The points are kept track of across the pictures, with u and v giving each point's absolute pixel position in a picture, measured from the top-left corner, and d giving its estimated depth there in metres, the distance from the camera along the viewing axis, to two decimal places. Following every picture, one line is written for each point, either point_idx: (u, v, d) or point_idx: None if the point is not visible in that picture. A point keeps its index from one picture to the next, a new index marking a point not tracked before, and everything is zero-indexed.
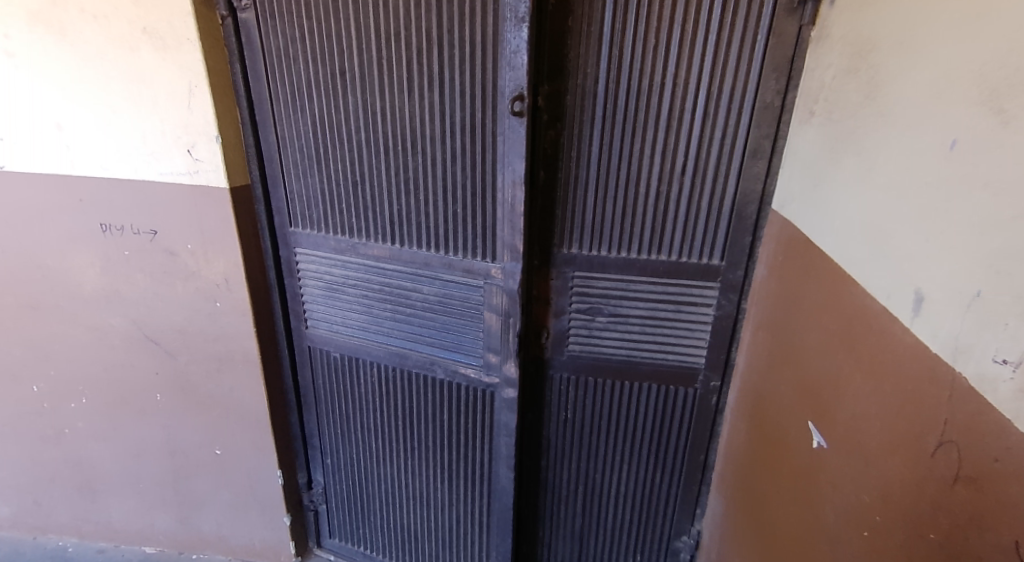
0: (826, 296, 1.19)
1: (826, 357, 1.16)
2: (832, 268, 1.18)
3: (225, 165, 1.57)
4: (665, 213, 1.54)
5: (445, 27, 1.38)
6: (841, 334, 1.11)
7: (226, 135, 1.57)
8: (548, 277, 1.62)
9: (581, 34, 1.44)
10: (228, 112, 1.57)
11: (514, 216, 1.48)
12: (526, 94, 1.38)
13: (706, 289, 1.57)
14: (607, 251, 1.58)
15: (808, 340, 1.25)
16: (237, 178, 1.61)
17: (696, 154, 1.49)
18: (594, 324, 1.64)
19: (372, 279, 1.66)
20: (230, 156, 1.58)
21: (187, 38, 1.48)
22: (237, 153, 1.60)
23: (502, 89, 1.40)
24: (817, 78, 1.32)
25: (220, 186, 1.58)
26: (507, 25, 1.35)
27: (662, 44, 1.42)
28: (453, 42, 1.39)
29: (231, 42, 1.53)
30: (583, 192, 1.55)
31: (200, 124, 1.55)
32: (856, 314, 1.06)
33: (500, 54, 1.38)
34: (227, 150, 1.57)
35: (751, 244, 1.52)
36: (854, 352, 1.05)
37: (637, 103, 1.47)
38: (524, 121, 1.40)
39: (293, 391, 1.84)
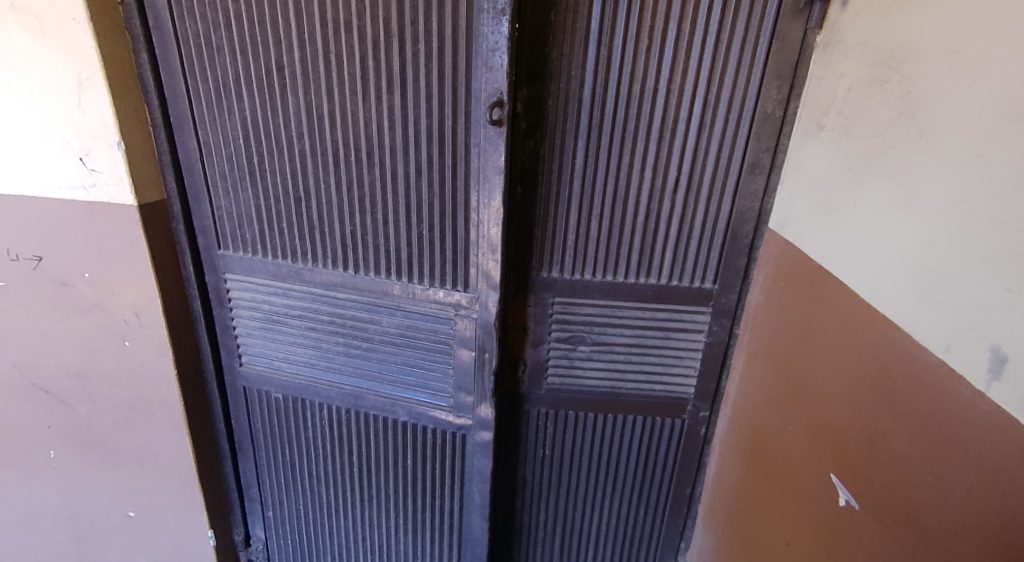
0: (844, 333, 1.06)
1: (848, 404, 1.02)
2: (851, 301, 1.04)
3: (133, 178, 1.27)
4: (656, 234, 1.39)
5: (407, 17, 1.16)
6: (868, 381, 0.98)
7: (131, 140, 1.27)
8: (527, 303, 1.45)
9: (563, 31, 1.25)
10: (133, 112, 1.28)
11: (491, 241, 1.28)
12: (506, 99, 1.17)
13: (697, 315, 1.44)
14: (590, 275, 1.42)
15: (819, 380, 1.12)
16: (150, 193, 1.32)
17: (691, 169, 1.34)
18: (576, 354, 1.48)
19: (320, 309, 1.42)
20: (139, 167, 1.29)
21: (73, 18, 1.18)
22: (148, 162, 1.31)
23: (477, 94, 1.19)
24: (826, 89, 1.18)
25: (124, 202, 1.28)
26: (483, 17, 1.14)
27: (655, 45, 1.25)
28: (417, 37, 1.17)
29: (136, 25, 1.24)
30: (566, 210, 1.37)
31: (95, 126, 1.25)
32: (888, 362, 0.93)
33: (474, 52, 1.16)
34: (133, 160, 1.27)
35: (745, 266, 1.40)
36: (892, 407, 0.92)
37: (626, 111, 1.30)
38: (504, 131, 1.20)
39: (226, 438, 1.57)
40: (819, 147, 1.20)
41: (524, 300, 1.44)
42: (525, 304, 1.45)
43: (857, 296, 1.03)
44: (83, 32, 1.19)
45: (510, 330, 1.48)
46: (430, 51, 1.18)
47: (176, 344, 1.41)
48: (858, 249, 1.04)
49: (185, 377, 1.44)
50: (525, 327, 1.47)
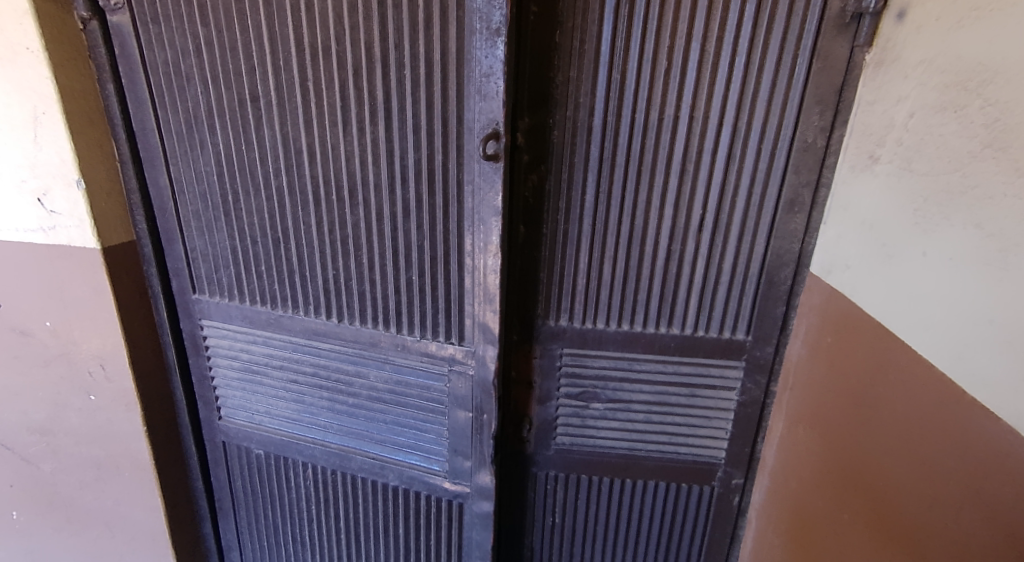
0: (922, 418, 0.86)
1: (928, 502, 0.84)
2: (929, 378, 0.85)
3: (95, 219, 1.16)
4: (678, 279, 1.22)
5: (390, 39, 1.02)
6: (956, 480, 0.80)
7: (94, 178, 1.16)
8: (529, 355, 1.29)
9: (569, 53, 1.10)
10: (97, 148, 1.17)
11: (488, 291, 1.13)
12: (503, 131, 1.03)
13: (727, 369, 1.26)
14: (604, 323, 1.25)
15: (885, 465, 0.94)
16: (116, 235, 1.20)
17: (718, 207, 1.16)
18: (588, 412, 1.31)
19: (303, 360, 1.28)
20: (104, 207, 1.18)
21: (27, 47, 1.08)
22: (114, 201, 1.20)
23: (470, 125, 1.04)
24: (881, 114, 1.00)
25: (85, 245, 1.17)
26: (474, 39, 0.99)
27: (677, 66, 1.09)
28: (402, 61, 1.03)
29: (100, 54, 1.13)
30: (575, 252, 1.21)
31: (53, 164, 1.14)
32: (985, 462, 0.75)
33: (466, 77, 1.02)
34: (95, 199, 1.16)
35: (783, 315, 1.22)
36: (994, 519, 0.74)
37: (643, 142, 1.14)
38: (501, 167, 1.05)
39: (205, 497, 1.43)
40: (873, 182, 1.01)
41: (528, 351, 1.28)
42: (530, 355, 1.29)
43: (938, 371, 0.83)
44: (39, 63, 1.09)
45: (511, 385, 1.32)
46: (417, 76, 1.03)
47: (145, 398, 1.28)
48: (935, 309, 0.85)
49: (156, 434, 1.31)
50: (530, 381, 1.31)
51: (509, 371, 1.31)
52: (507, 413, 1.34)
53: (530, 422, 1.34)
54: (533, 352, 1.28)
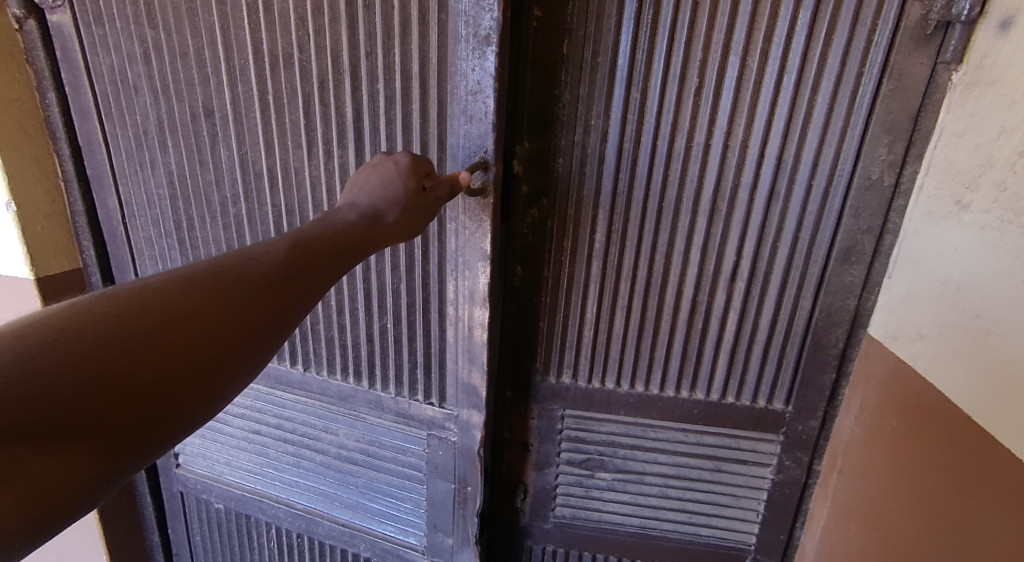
0: None
1: None
2: None
3: (27, 244, 1.01)
4: (705, 336, 1.02)
5: (361, 44, 0.85)
6: None
7: (31, 200, 1.01)
8: (524, 415, 1.11)
9: (579, 65, 0.91)
10: (33, 165, 1.01)
11: (472, 347, 0.95)
12: (493, 161, 0.85)
13: (761, 443, 1.06)
14: (614, 383, 1.06)
15: None
16: (55, 263, 1.06)
17: (756, 253, 0.96)
18: (593, 483, 1.12)
19: (266, 410, 1.12)
20: (41, 231, 1.03)
21: None
22: (54, 224, 1.05)
23: (454, 152, 0.86)
24: (972, 151, 0.80)
25: (20, 275, 1.03)
26: (458, 48, 0.81)
27: (711, 83, 0.89)
28: (375, 73, 0.86)
29: (39, 58, 0.98)
30: (582, 299, 1.03)
31: None
32: None
33: (449, 94, 0.84)
34: (30, 224, 1.02)
35: (833, 384, 1.01)
36: None
37: (666, 173, 0.94)
38: (489, 203, 0.87)
39: (161, 551, 1.30)
40: (959, 235, 0.81)
41: (524, 412, 1.10)
42: (526, 414, 1.11)
43: None
44: None
45: (504, 447, 1.14)
46: (393, 90, 0.86)
47: None
48: None
49: None
50: (525, 444, 1.13)
51: (501, 431, 1.13)
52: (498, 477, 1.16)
53: (524, 490, 1.15)
54: (529, 412, 1.11)
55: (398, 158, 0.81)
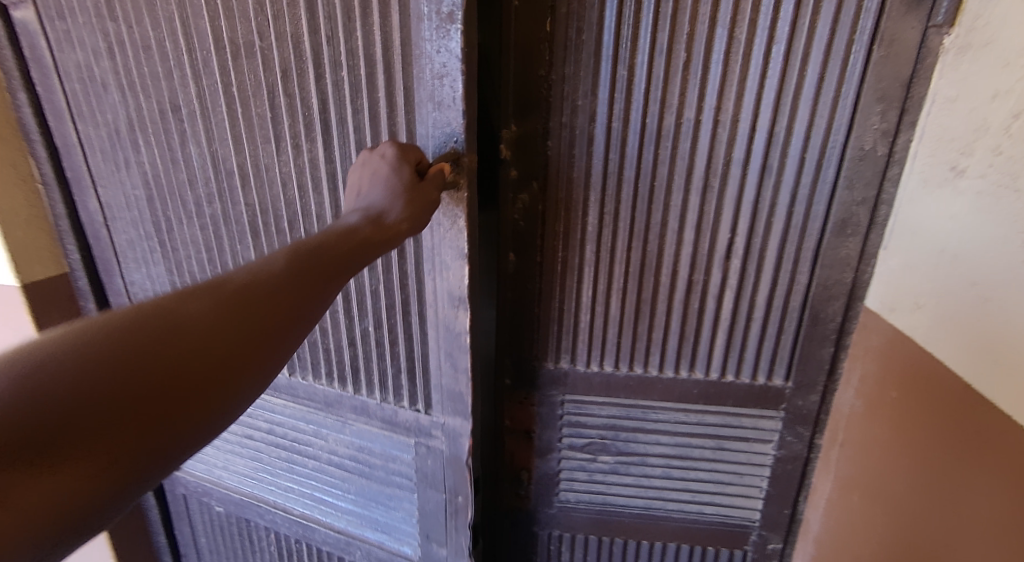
0: None
1: None
2: None
3: (11, 252, 1.03)
4: (702, 315, 1.01)
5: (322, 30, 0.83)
6: None
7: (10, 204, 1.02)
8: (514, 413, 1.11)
9: (562, 44, 0.90)
10: (10, 168, 1.02)
11: (453, 352, 0.93)
12: (463, 150, 0.82)
13: (762, 420, 1.05)
14: (612, 366, 1.06)
15: None
16: (39, 267, 1.06)
17: (751, 229, 0.95)
18: (596, 467, 1.12)
19: (258, 417, 1.12)
20: (23, 237, 1.04)
21: None
22: (36, 230, 1.05)
23: (424, 142, 0.84)
24: (966, 115, 0.79)
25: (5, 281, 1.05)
26: (421, 28, 0.78)
27: (699, 57, 0.88)
28: (338, 60, 0.84)
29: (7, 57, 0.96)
30: (577, 283, 1.02)
31: None
32: None
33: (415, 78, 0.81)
34: (11, 229, 1.02)
35: (832, 358, 1.01)
36: None
37: (657, 151, 0.93)
38: (464, 195, 0.84)
39: (169, 551, 1.31)
40: (956, 201, 0.80)
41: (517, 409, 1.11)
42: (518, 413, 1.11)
43: None
44: None
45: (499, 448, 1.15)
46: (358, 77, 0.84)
47: None
48: None
49: None
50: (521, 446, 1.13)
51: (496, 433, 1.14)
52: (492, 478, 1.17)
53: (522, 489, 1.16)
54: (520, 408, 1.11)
55: (383, 150, 0.79)
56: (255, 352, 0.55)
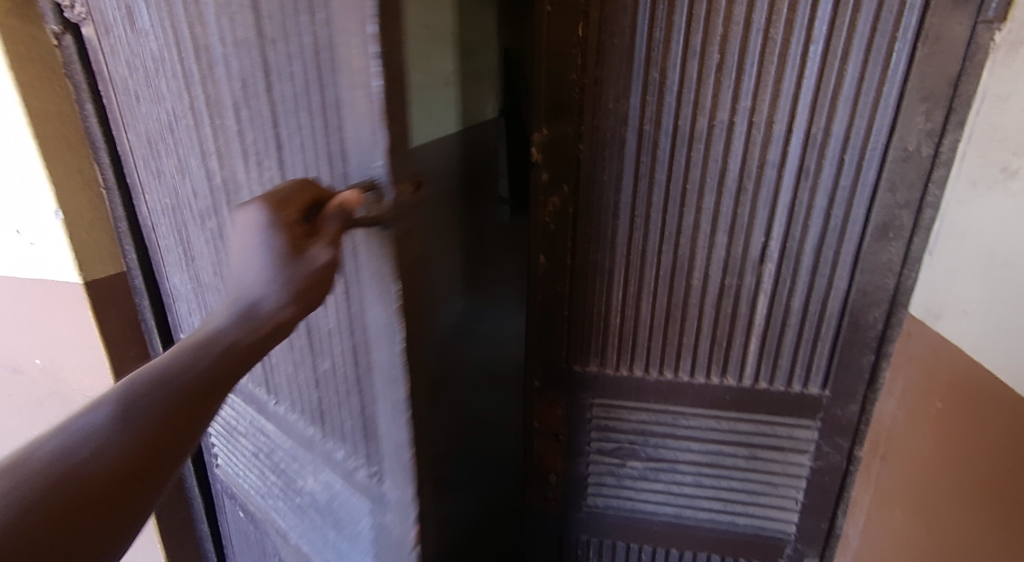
0: None
1: None
2: None
3: (75, 249, 1.08)
4: (735, 320, 0.99)
5: (266, 34, 0.70)
6: None
7: (75, 207, 1.08)
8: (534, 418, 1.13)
9: (594, 48, 0.90)
10: (77, 174, 1.07)
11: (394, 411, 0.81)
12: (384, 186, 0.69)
13: (798, 429, 1.03)
14: (642, 370, 1.05)
15: None
16: (99, 266, 1.12)
17: (786, 233, 0.93)
18: (625, 472, 1.11)
19: (257, 439, 1.06)
20: (86, 237, 1.09)
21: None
22: (99, 231, 1.11)
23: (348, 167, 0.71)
24: (1019, 113, 0.76)
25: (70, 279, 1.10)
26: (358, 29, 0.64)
27: (733, 59, 0.86)
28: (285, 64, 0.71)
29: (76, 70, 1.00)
30: (606, 286, 1.02)
31: (37, 195, 1.07)
32: None
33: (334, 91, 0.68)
34: (76, 229, 1.08)
35: (872, 366, 0.97)
36: None
37: (690, 152, 0.92)
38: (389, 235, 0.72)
39: (211, 541, 1.36)
40: (1005, 204, 0.77)
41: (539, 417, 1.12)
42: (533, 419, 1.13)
43: None
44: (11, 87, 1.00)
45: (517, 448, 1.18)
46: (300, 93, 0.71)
47: None
48: None
49: None
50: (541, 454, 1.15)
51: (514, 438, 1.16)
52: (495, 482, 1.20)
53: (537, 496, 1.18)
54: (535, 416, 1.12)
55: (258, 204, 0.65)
56: (107, 520, 0.50)
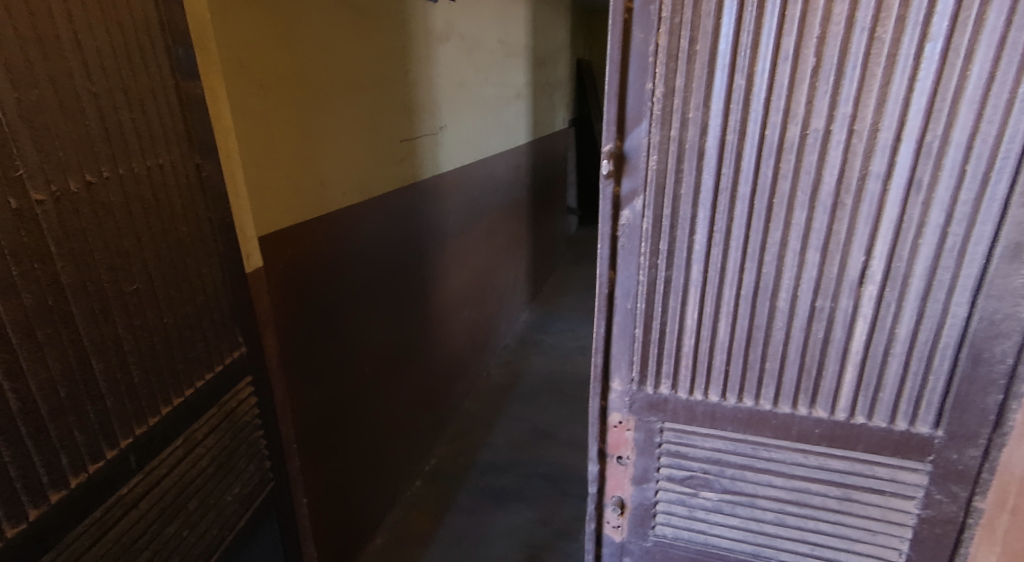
0: None
1: None
2: None
3: (193, 254, 1.22)
4: (827, 347, 0.89)
5: None
6: None
7: (178, 215, 1.17)
8: (150, 417, 1.11)
9: (674, 55, 0.83)
10: (176, 186, 1.17)
11: None
12: None
13: (901, 472, 0.91)
14: (718, 396, 0.97)
15: None
16: (199, 272, 1.23)
17: (891, 253, 0.83)
18: (697, 502, 1.04)
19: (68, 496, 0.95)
20: (190, 244, 1.20)
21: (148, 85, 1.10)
22: (189, 241, 1.20)
23: None
24: None
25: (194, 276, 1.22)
26: None
27: (831, 62, 0.78)
28: None
29: (141, 101, 1.08)
30: (680, 305, 0.94)
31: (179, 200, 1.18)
32: None
33: None
34: (183, 236, 1.19)
35: (998, 407, 0.84)
36: None
37: (781, 164, 0.84)
38: None
39: None
40: None
41: (88, 433, 0.99)
42: (155, 409, 1.12)
43: None
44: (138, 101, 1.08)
45: (174, 443, 1.17)
46: None
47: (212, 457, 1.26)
48: None
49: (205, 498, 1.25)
50: (60, 504, 0.95)
51: (196, 418, 1.22)
52: (203, 468, 1.24)
53: (102, 541, 1.02)
54: (156, 408, 1.13)
55: None
56: None
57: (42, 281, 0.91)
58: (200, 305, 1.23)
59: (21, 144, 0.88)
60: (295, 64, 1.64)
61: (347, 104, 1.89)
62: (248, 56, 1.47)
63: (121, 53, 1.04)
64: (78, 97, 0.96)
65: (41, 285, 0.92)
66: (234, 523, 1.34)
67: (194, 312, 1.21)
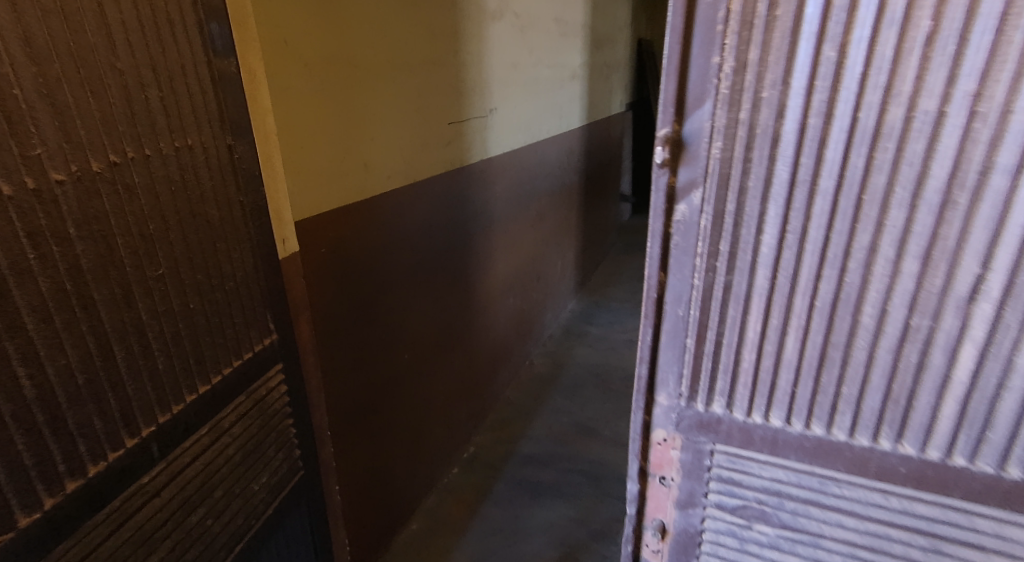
0: None
1: None
2: None
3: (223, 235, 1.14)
4: (922, 375, 0.74)
5: None
6: None
7: (207, 195, 1.09)
8: (173, 405, 1.04)
9: (747, 23, 0.69)
10: (206, 164, 1.09)
11: None
12: None
13: (1009, 527, 0.75)
14: (782, 420, 0.83)
15: None
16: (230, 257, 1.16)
17: (1013, 266, 0.66)
18: (750, 535, 0.91)
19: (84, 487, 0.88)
20: (220, 227, 1.13)
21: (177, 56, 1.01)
22: (218, 222, 1.12)
23: None
24: None
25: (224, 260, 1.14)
26: None
27: (952, 33, 0.62)
28: None
29: (170, 74, 1.00)
30: (741, 313, 0.80)
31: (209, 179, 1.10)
32: None
33: None
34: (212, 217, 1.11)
35: None
36: None
37: (876, 154, 0.68)
38: None
39: None
40: None
41: (108, 423, 0.92)
42: (179, 398, 1.05)
43: None
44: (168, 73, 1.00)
45: (199, 431, 1.10)
46: None
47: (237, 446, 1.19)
48: None
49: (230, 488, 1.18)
50: (77, 494, 0.88)
51: (222, 406, 1.15)
52: (228, 457, 1.17)
53: (119, 531, 0.95)
54: (180, 396, 1.05)
55: None
56: None
57: (59, 265, 0.84)
58: (229, 291, 1.16)
59: (39, 120, 0.81)
60: (342, 43, 1.56)
61: (395, 84, 1.79)
62: (293, 32, 1.40)
63: (150, 24, 0.96)
64: (101, 68, 0.89)
65: (58, 269, 0.84)
66: (261, 513, 1.28)
67: (223, 299, 1.14)
